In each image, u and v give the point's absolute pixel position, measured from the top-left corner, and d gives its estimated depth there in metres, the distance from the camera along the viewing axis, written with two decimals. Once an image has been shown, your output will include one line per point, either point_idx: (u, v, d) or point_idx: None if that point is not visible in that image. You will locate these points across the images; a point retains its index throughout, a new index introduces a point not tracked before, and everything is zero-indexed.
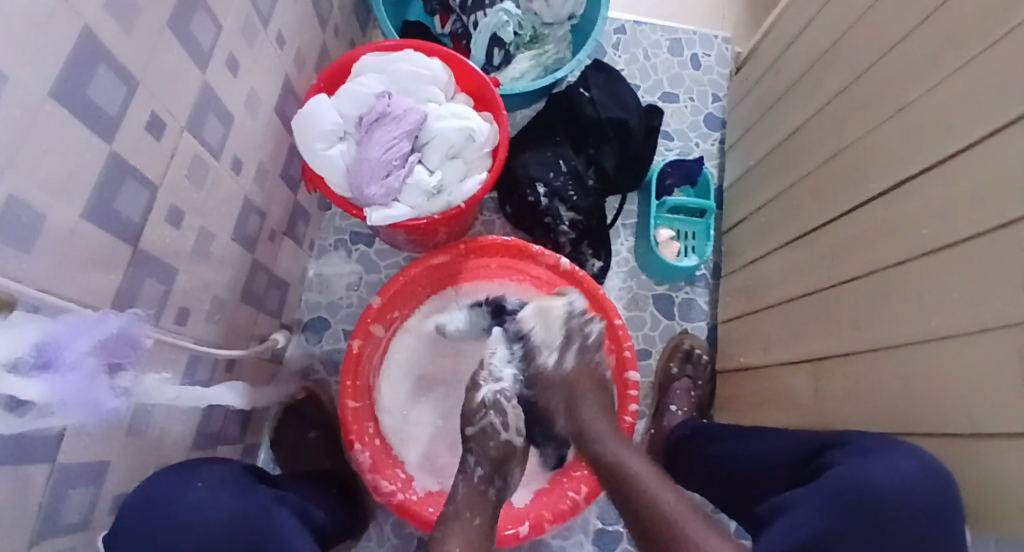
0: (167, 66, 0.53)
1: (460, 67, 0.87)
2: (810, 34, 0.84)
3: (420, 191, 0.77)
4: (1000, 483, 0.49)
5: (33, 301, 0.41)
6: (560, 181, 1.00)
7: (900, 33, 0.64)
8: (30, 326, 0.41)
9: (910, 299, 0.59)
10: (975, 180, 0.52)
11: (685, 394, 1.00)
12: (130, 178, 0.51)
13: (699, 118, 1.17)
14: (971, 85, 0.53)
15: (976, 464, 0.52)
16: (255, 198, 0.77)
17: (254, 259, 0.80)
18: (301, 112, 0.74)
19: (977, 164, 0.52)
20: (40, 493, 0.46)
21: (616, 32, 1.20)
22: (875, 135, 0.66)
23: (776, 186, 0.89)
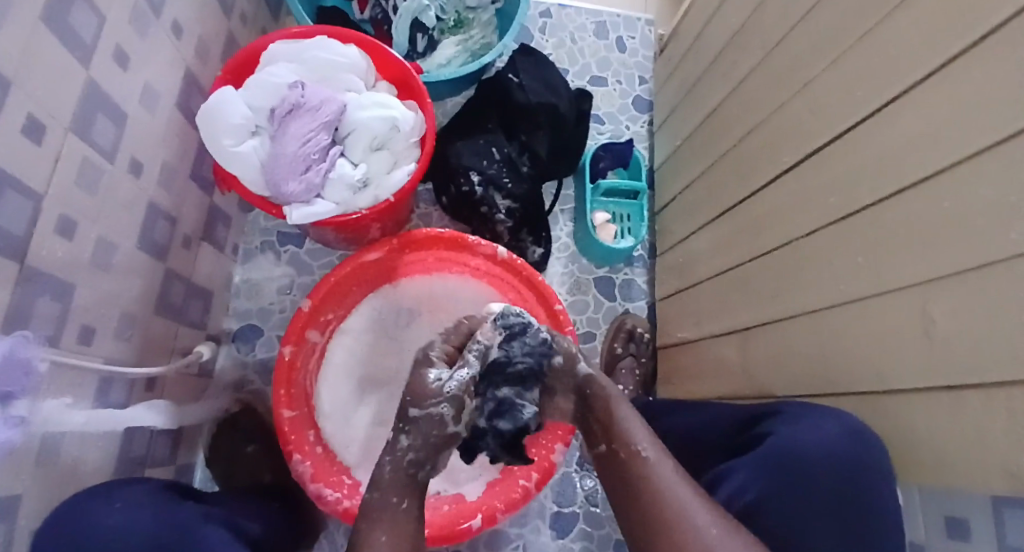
0: (41, 61, 0.48)
1: (379, 54, 0.84)
2: (726, 11, 0.86)
3: (344, 186, 0.74)
4: (910, 435, 0.52)
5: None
6: (495, 169, 0.99)
7: (806, 6, 0.66)
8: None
9: (822, 266, 0.61)
10: (875, 146, 0.54)
11: (630, 373, 1.03)
12: (8, 188, 0.46)
13: (627, 101, 1.18)
14: (870, 56, 0.56)
15: (885, 419, 0.55)
16: (162, 202, 0.72)
17: (166, 267, 0.75)
18: (206, 106, 0.70)
19: (876, 132, 0.54)
20: None
21: (542, 16, 1.19)
22: (787, 109, 0.68)
23: (702, 163, 0.91)
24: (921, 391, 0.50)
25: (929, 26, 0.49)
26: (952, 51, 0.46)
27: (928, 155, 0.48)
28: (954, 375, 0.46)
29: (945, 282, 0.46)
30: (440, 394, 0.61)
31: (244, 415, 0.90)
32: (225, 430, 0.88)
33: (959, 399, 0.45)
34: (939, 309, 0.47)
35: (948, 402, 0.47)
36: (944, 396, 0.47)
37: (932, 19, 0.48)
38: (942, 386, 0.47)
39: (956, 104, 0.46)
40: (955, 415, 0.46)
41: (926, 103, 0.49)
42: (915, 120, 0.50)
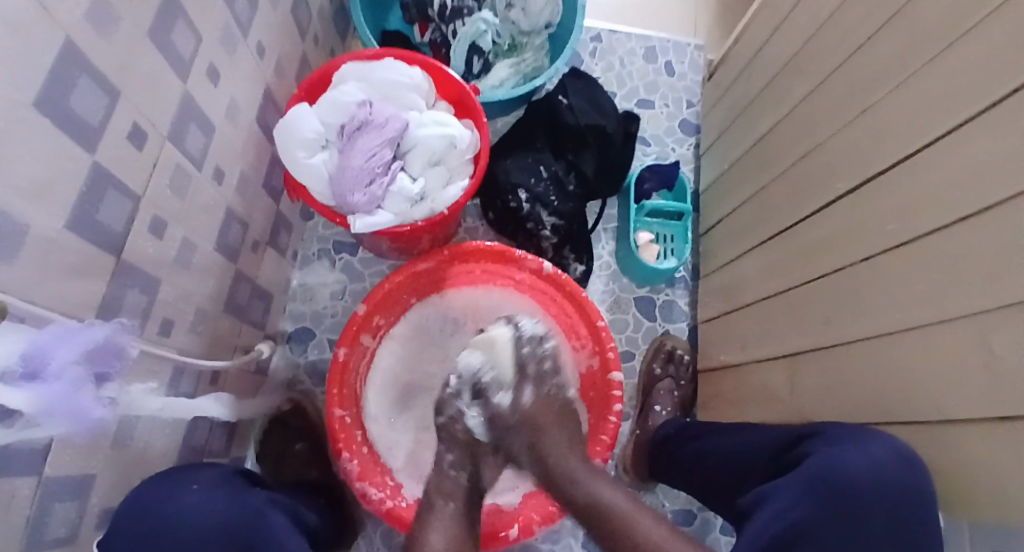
0: (147, 76, 0.53)
1: (440, 75, 0.88)
2: (780, 39, 0.87)
3: (403, 198, 0.78)
4: (967, 467, 0.51)
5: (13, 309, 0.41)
6: (542, 187, 1.01)
7: (866, 37, 0.67)
8: (14, 334, 0.41)
9: (876, 294, 0.61)
10: (935, 176, 0.54)
11: (668, 394, 1.01)
12: (112, 188, 0.51)
13: (674, 124, 1.20)
14: (931, 88, 0.56)
15: (942, 450, 0.54)
16: (237, 208, 0.77)
17: (236, 269, 0.80)
18: (283, 121, 0.75)
19: (935, 163, 0.55)
20: (28, 506, 0.46)
21: (593, 40, 1.23)
22: (841, 137, 0.69)
23: (750, 188, 0.92)
24: (980, 423, 0.49)
25: (993, 60, 0.49)
26: (1015, 85, 0.47)
27: (990, 187, 0.48)
28: (1015, 408, 0.45)
29: (1006, 314, 0.46)
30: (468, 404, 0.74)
31: (293, 413, 0.93)
32: (276, 426, 0.91)
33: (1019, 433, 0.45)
34: (1000, 341, 0.47)
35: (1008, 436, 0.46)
36: (1002, 430, 0.47)
37: (997, 53, 0.49)
38: (1001, 418, 0.47)
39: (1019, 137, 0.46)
40: (1016, 450, 0.45)
41: (987, 136, 0.49)
42: (976, 152, 0.50)
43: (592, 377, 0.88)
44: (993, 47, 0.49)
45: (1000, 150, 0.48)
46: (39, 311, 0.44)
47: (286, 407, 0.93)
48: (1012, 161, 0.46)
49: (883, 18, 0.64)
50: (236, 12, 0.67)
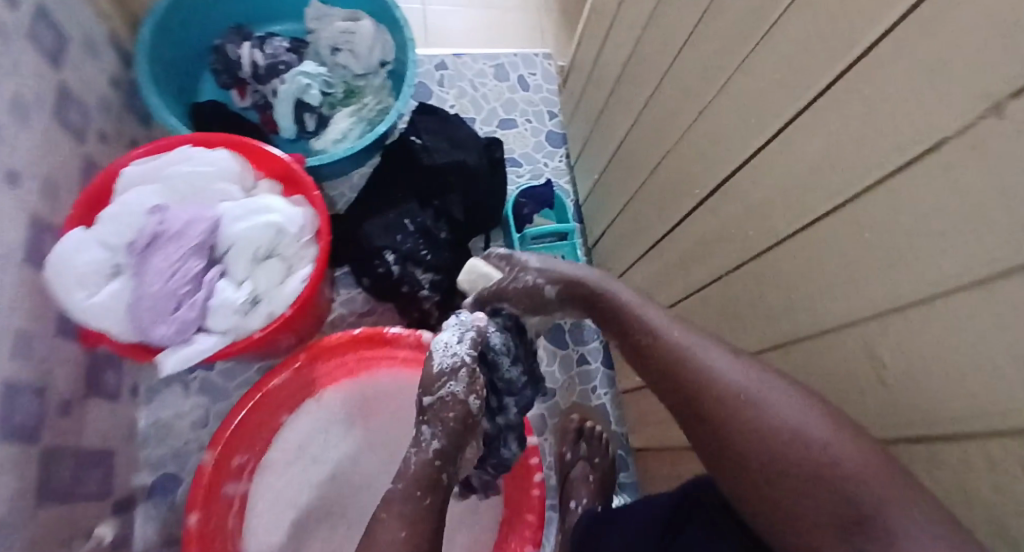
0: None
1: (253, 150, 0.76)
2: (613, 41, 0.81)
3: (228, 311, 0.66)
4: None
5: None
6: (411, 243, 0.91)
7: (682, 30, 0.61)
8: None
9: (767, 304, 0.55)
10: (779, 174, 0.48)
11: (584, 482, 0.88)
12: None
13: (541, 138, 1.13)
14: (752, 82, 0.50)
15: None
16: (24, 377, 0.62)
17: (43, 448, 0.64)
18: (51, 258, 0.61)
19: (777, 160, 0.48)
20: None
21: (438, 68, 1.14)
22: (687, 139, 0.64)
23: (623, 197, 0.86)
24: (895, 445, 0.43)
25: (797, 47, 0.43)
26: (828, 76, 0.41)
27: (836, 183, 0.42)
28: (928, 429, 0.40)
29: (888, 324, 0.41)
30: (442, 375, 0.54)
31: None
32: None
33: (936, 458, 0.40)
34: (888, 355, 0.41)
35: (926, 459, 0.41)
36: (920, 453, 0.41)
37: (799, 37, 0.43)
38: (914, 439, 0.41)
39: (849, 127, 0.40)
40: (937, 472, 0.40)
41: (816, 132, 0.43)
42: (808, 149, 0.45)
43: None
44: (800, 33, 0.43)
45: (832, 144, 0.42)
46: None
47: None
48: (846, 157, 0.41)
49: (691, 13, 0.58)
50: None
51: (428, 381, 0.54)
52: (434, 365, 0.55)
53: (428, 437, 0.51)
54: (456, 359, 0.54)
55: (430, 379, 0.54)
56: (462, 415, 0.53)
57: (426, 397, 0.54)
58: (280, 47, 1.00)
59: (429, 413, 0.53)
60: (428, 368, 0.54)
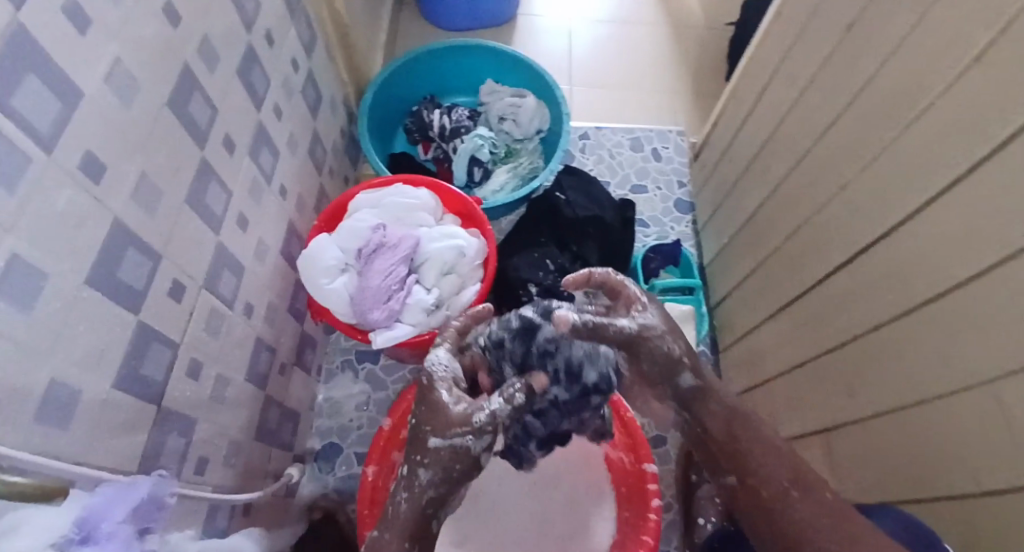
0: (183, 236, 0.59)
1: (444, 192, 0.95)
2: (749, 126, 0.96)
3: (420, 308, 0.82)
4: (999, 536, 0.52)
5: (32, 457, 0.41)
6: (551, 280, 1.04)
7: (824, 122, 0.73)
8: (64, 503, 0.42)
9: (892, 362, 0.63)
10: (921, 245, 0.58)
11: (711, 501, 0.94)
12: (152, 340, 0.55)
13: (669, 204, 1.25)
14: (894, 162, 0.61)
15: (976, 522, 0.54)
16: (267, 336, 0.81)
17: (266, 394, 0.83)
18: (307, 251, 0.80)
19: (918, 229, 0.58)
20: None
21: (581, 138, 1.32)
22: (822, 214, 0.74)
23: (750, 263, 0.97)
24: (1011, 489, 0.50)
25: (944, 136, 0.54)
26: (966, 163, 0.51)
27: (973, 254, 0.51)
28: None
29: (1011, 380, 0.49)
30: (467, 423, 0.56)
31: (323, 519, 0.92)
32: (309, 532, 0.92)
33: None
34: (1017, 408, 0.49)
35: None
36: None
37: (945, 131, 0.54)
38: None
39: (986, 205, 0.50)
40: None
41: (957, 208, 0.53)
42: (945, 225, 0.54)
43: (624, 471, 0.90)
44: (938, 126, 0.54)
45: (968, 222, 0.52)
46: (59, 464, 0.43)
47: (317, 516, 0.92)
48: (983, 233, 0.50)
49: (836, 107, 0.71)
50: (262, 164, 0.75)
51: (445, 425, 0.56)
52: (461, 405, 0.58)
53: (426, 485, 0.56)
54: (490, 420, 0.56)
55: (449, 421, 0.56)
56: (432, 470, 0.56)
57: (433, 438, 0.56)
58: (462, 115, 1.22)
59: (433, 458, 0.56)
60: (454, 405, 0.58)
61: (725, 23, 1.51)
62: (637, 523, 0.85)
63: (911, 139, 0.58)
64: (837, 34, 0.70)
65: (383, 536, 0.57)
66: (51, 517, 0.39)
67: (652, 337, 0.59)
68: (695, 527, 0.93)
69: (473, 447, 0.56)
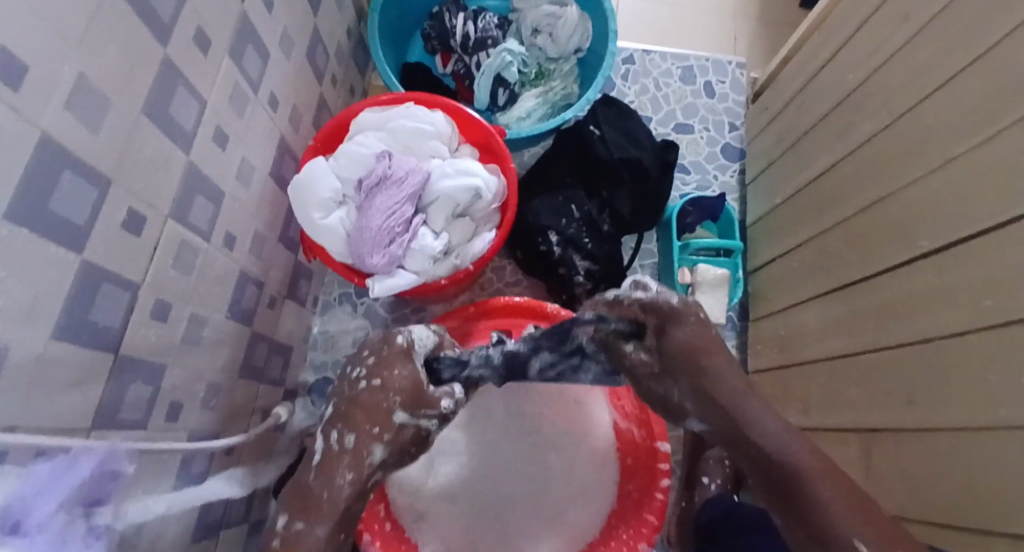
0: (144, 157, 0.49)
1: (463, 117, 0.82)
2: (837, 64, 0.84)
3: (425, 256, 0.72)
4: None
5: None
6: (574, 229, 0.94)
7: (944, 75, 0.63)
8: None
9: (977, 375, 0.56)
10: None
11: (719, 465, 0.87)
12: (103, 282, 0.46)
13: (716, 149, 1.12)
14: None
15: None
16: (253, 269, 0.73)
17: (253, 331, 0.76)
18: (298, 178, 0.69)
19: None
20: None
21: (625, 62, 1.15)
22: (921, 184, 0.65)
23: (809, 230, 0.87)
24: None
25: None
26: None
27: None
28: None
29: None
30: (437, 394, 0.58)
31: None
32: None
33: None
34: None
35: None
36: None
37: None
38: None
39: None
40: None
41: None
42: None
43: (634, 445, 0.85)
44: None
45: None
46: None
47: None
48: None
49: (966, 55, 0.60)
50: (246, 69, 0.63)
51: (420, 402, 0.56)
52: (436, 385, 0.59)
53: (376, 463, 0.54)
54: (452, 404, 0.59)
55: (422, 398, 0.57)
56: (382, 452, 0.54)
57: (399, 414, 0.55)
58: (490, 23, 1.04)
59: (394, 432, 0.55)
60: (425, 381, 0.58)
61: None
62: (641, 500, 0.80)
63: None
64: None
65: (309, 527, 0.50)
66: None
67: (646, 378, 0.59)
68: (698, 485, 0.87)
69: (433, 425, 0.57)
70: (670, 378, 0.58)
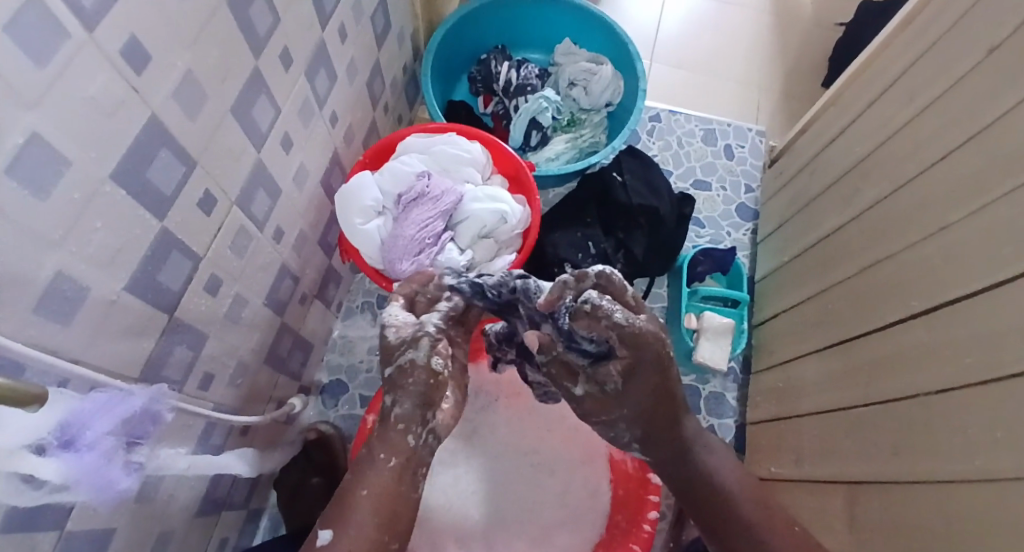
0: (224, 146, 0.56)
1: (498, 150, 0.90)
2: (849, 136, 0.91)
3: (449, 269, 0.79)
4: None
5: (37, 363, 0.41)
6: (589, 263, 1.00)
7: (943, 151, 0.69)
8: (52, 406, 0.42)
9: (955, 428, 0.59)
10: None
11: None
12: (174, 249, 0.53)
13: (731, 207, 1.18)
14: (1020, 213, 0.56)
15: None
16: (292, 264, 0.79)
17: (283, 322, 0.82)
18: (345, 188, 0.77)
19: None
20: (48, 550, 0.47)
21: (652, 119, 1.24)
22: (915, 248, 0.70)
23: (813, 287, 0.92)
24: None
25: None
26: None
27: None
28: None
29: None
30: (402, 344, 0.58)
31: (320, 452, 0.93)
32: (302, 460, 0.93)
33: None
34: None
35: None
36: None
37: None
38: None
39: None
40: None
41: None
42: None
43: (626, 475, 0.86)
44: None
45: None
46: (62, 365, 0.43)
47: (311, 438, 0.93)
48: None
49: (963, 134, 0.66)
50: (315, 86, 0.71)
51: (387, 348, 0.59)
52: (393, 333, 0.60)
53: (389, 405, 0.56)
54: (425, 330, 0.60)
55: (388, 348, 0.59)
56: (396, 397, 0.56)
57: (386, 368, 0.58)
58: (532, 73, 1.14)
59: (389, 384, 0.57)
60: (387, 337, 0.59)
61: (836, 23, 1.38)
62: (629, 529, 0.82)
63: None
64: (981, 56, 0.66)
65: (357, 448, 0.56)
66: (37, 426, 0.41)
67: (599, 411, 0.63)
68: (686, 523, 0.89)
69: (419, 360, 0.57)
70: (626, 401, 0.60)
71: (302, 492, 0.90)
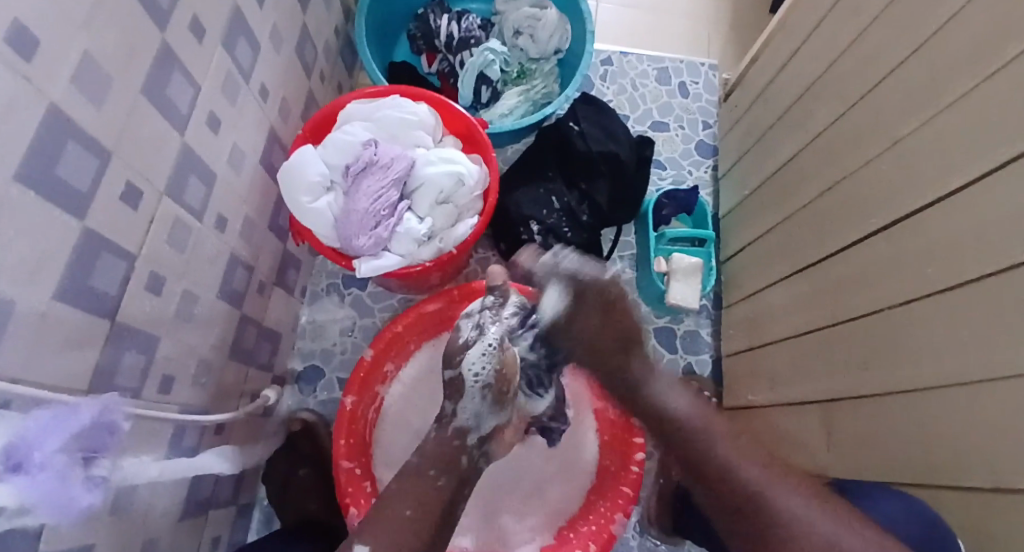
0: (142, 134, 0.52)
1: (447, 109, 0.86)
2: (798, 61, 0.90)
3: (411, 239, 0.76)
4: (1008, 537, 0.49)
5: None
6: (554, 218, 0.98)
7: (892, 64, 0.68)
8: None
9: (920, 336, 0.60)
10: (984, 211, 0.53)
11: None
12: (104, 250, 0.49)
13: (690, 146, 1.17)
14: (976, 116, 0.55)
15: (985, 512, 0.52)
16: (243, 253, 0.75)
17: (242, 313, 0.78)
18: (287, 165, 0.73)
19: (984, 196, 0.53)
20: None
21: (603, 63, 1.20)
22: (872, 166, 0.70)
23: (776, 216, 0.92)
24: None
25: None
26: None
27: None
28: None
29: None
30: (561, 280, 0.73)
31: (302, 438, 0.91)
32: (284, 450, 0.91)
33: None
34: None
35: None
36: None
37: None
38: None
39: None
40: None
41: None
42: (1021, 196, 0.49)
43: (611, 422, 0.88)
44: None
45: None
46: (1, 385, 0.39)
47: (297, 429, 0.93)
48: None
49: (915, 41, 0.65)
50: (238, 58, 0.66)
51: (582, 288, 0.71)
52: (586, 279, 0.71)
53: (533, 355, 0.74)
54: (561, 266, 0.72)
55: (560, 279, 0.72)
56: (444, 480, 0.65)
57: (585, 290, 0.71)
58: (473, 24, 1.09)
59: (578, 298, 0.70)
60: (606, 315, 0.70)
61: None
62: (619, 473, 0.84)
63: (1016, 74, 0.50)
64: None
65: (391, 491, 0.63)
66: None
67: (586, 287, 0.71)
68: None
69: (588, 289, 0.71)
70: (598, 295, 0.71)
71: (291, 483, 0.88)
